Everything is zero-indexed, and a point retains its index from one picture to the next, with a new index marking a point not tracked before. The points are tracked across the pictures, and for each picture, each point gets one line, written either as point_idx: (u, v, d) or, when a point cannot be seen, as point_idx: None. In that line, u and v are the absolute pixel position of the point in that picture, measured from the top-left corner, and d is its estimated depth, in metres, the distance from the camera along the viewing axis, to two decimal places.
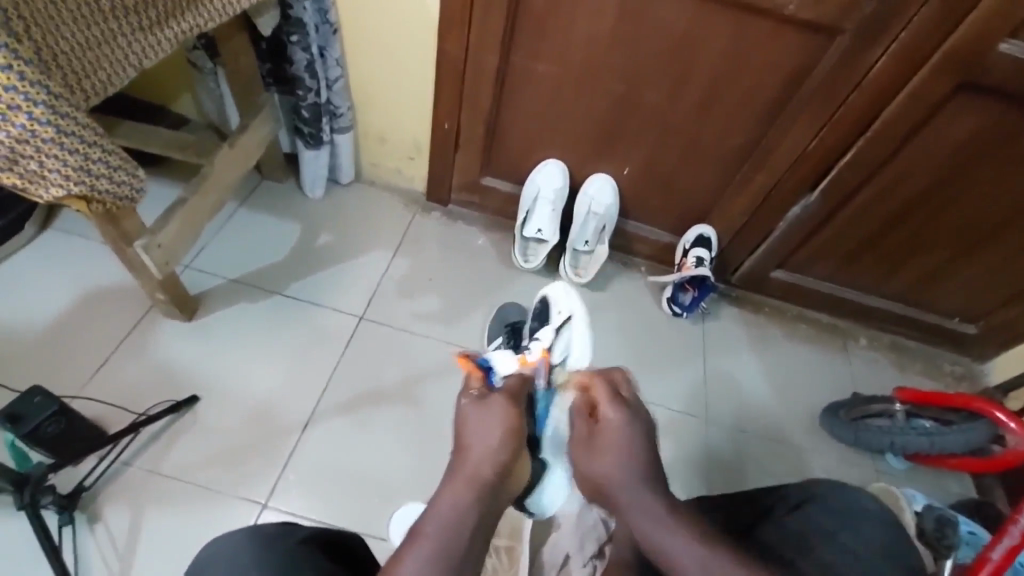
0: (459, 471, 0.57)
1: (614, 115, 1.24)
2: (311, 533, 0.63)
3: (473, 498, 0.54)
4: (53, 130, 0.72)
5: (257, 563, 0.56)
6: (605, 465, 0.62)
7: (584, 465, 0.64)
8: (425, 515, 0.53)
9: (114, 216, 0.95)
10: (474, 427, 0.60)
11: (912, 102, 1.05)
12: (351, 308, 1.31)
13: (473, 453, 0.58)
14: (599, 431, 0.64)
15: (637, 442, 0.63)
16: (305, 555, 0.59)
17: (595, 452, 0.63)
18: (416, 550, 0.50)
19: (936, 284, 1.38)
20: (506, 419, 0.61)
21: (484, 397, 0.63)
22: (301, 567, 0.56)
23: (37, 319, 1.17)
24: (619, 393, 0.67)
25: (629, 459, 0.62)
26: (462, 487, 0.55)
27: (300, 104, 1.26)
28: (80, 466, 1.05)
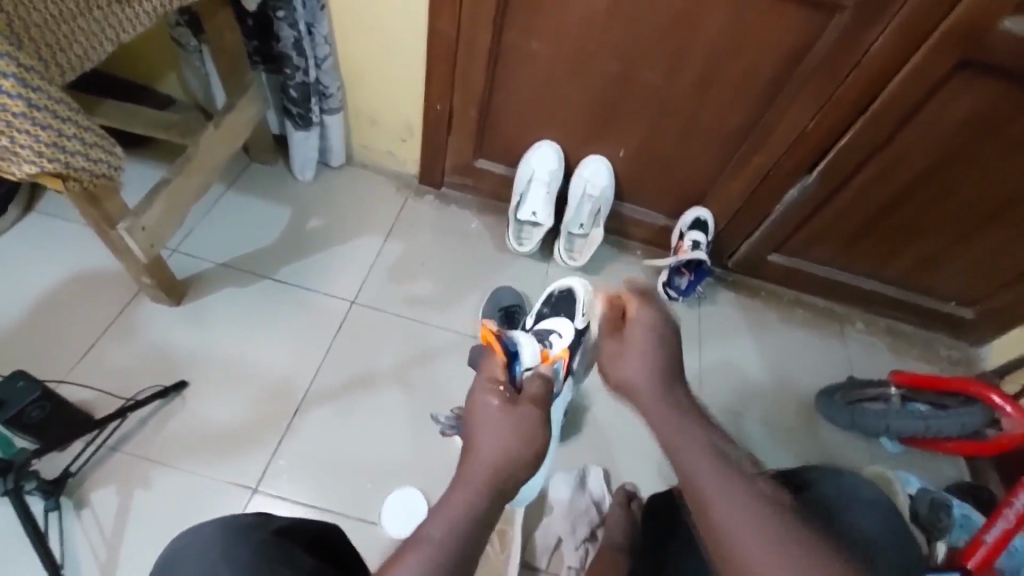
0: (473, 470, 0.53)
1: (610, 95, 1.21)
2: (286, 526, 0.62)
3: (484, 496, 0.51)
4: (24, 104, 0.69)
5: (230, 561, 0.54)
6: (633, 364, 0.62)
7: (609, 363, 0.64)
8: (429, 518, 0.49)
9: (95, 196, 0.92)
10: (492, 427, 0.56)
11: (915, 79, 1.02)
12: (342, 293, 1.29)
13: (488, 455, 0.54)
14: (629, 328, 0.65)
15: (666, 341, 0.64)
16: (280, 547, 0.58)
17: (622, 351, 0.64)
18: (422, 548, 0.47)
19: (933, 268, 1.37)
20: (527, 425, 0.57)
21: (508, 401, 0.59)
22: (277, 560, 0.55)
23: (22, 304, 1.15)
24: (655, 303, 0.67)
25: (657, 357, 0.62)
26: (473, 487, 0.52)
27: (288, 83, 1.23)
28: (66, 453, 1.03)
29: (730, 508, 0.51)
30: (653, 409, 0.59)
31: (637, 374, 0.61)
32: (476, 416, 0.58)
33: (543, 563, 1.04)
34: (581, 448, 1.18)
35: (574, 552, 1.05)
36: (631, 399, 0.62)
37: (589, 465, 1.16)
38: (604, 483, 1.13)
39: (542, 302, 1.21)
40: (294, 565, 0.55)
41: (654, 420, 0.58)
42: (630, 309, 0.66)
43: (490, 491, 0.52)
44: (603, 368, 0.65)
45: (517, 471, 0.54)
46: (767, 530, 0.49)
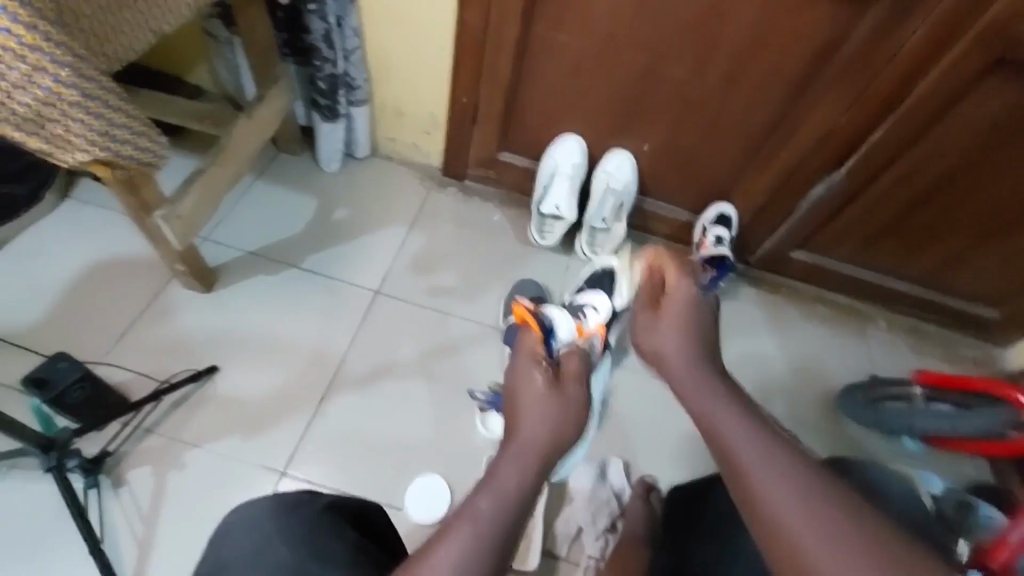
0: (515, 454, 0.53)
1: (637, 89, 1.21)
2: (332, 501, 0.68)
3: (525, 481, 0.51)
4: (77, 92, 0.72)
5: (281, 531, 0.61)
6: (670, 333, 0.60)
7: (644, 332, 0.63)
8: (471, 498, 0.49)
9: (136, 184, 0.94)
10: (536, 408, 0.57)
11: (950, 76, 1.01)
12: (367, 283, 1.31)
13: (531, 440, 0.54)
14: (668, 299, 0.64)
15: (705, 315, 0.63)
16: (328, 519, 0.64)
17: (656, 322, 0.62)
18: (466, 526, 0.46)
19: (959, 268, 1.36)
20: (569, 407, 0.59)
21: (551, 380, 0.60)
22: (328, 531, 0.62)
23: (61, 288, 1.19)
24: (689, 269, 0.67)
25: (695, 329, 0.61)
26: (514, 468, 0.52)
27: (317, 75, 1.26)
28: (104, 432, 1.07)
29: (776, 479, 0.46)
30: (687, 376, 0.56)
31: (673, 344, 0.59)
32: (518, 397, 0.59)
33: (563, 551, 1.07)
34: (602, 439, 1.19)
35: (595, 543, 1.06)
36: (660, 368, 0.60)
37: (608, 456, 1.17)
38: (625, 475, 1.14)
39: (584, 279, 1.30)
40: (339, 535, 0.63)
41: (682, 385, 0.56)
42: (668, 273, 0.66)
43: (530, 475, 0.52)
44: (637, 336, 0.64)
45: (555, 455, 0.55)
46: (819, 505, 0.44)
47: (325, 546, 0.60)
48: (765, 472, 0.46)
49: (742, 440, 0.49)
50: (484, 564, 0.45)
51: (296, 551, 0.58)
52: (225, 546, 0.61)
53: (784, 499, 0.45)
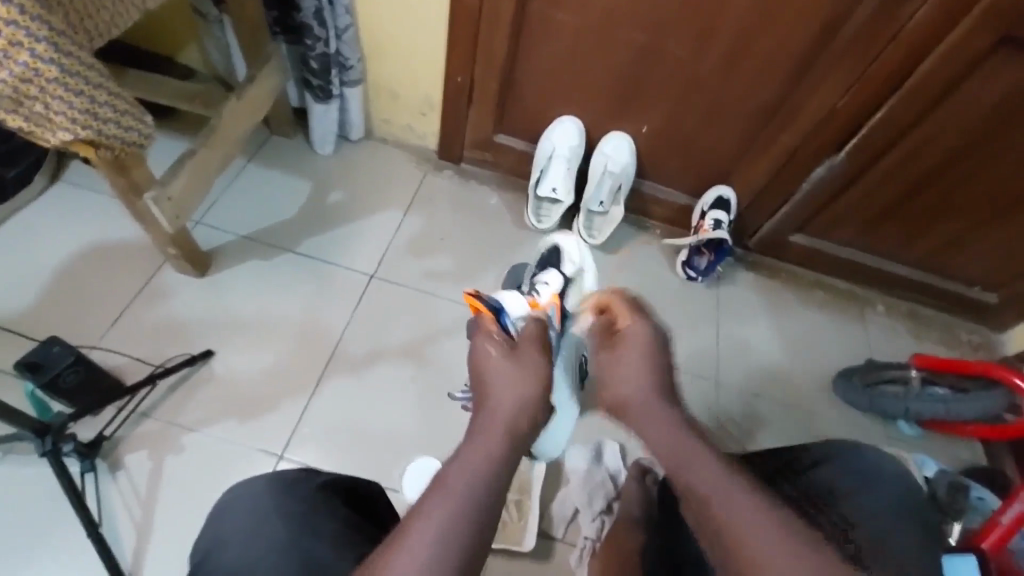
0: (486, 426, 0.54)
1: (636, 69, 1.18)
2: (328, 480, 0.68)
3: (500, 455, 0.52)
4: (56, 69, 0.70)
5: (279, 506, 0.61)
6: (632, 375, 0.64)
7: (607, 380, 0.66)
8: (447, 467, 0.50)
9: (124, 165, 0.93)
10: (501, 380, 0.59)
11: (954, 57, 0.99)
12: (363, 267, 1.30)
13: (498, 409, 0.56)
14: (624, 340, 0.68)
15: (659, 352, 0.67)
16: (323, 499, 0.64)
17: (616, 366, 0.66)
18: (440, 503, 0.47)
19: (958, 252, 1.35)
20: (532, 369, 0.60)
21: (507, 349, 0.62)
22: (323, 511, 0.62)
23: (53, 272, 1.18)
24: (644, 312, 0.71)
25: (653, 363, 0.65)
26: (485, 443, 0.52)
27: (309, 54, 1.22)
28: (99, 417, 1.06)
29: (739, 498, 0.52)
30: (651, 419, 0.61)
31: (637, 383, 0.64)
32: (479, 373, 0.61)
33: (559, 532, 1.07)
34: (598, 424, 1.19)
35: (590, 524, 1.06)
36: (626, 412, 0.63)
37: (604, 440, 1.17)
38: (621, 458, 1.14)
39: (535, 262, 1.22)
40: (333, 512, 0.63)
41: (652, 427, 0.60)
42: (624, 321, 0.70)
43: (510, 451, 0.53)
44: (601, 384, 0.67)
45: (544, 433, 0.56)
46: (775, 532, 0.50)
47: (319, 527, 0.60)
48: (733, 499, 0.52)
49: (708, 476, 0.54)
50: (463, 538, 0.45)
51: (290, 531, 0.59)
52: (220, 525, 0.61)
53: (740, 526, 0.50)
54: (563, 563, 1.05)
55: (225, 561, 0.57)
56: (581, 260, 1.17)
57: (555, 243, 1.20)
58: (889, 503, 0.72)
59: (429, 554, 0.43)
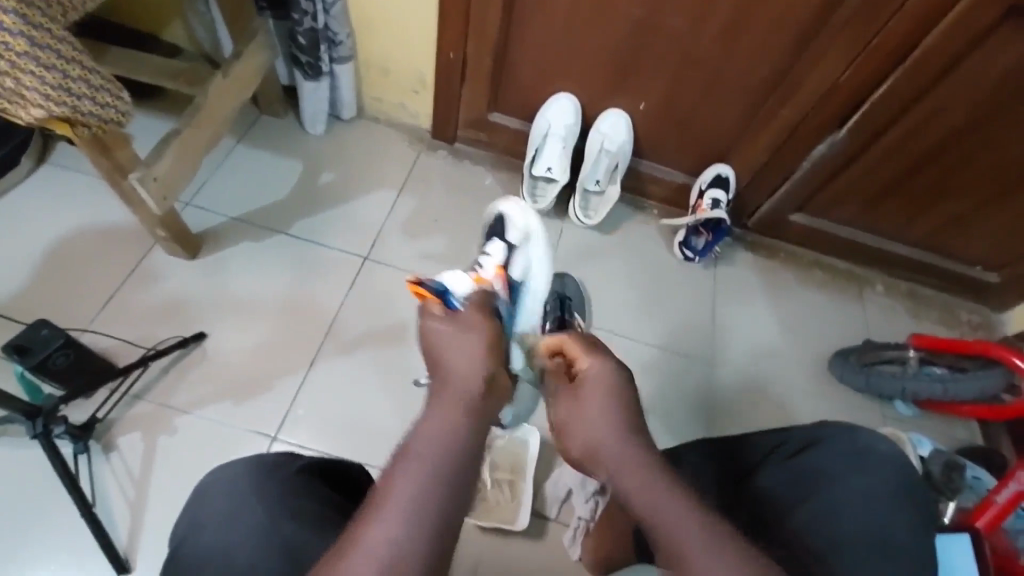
0: (445, 391, 0.54)
1: (632, 44, 1.15)
2: (309, 463, 0.68)
3: (465, 423, 0.51)
4: (26, 42, 0.68)
5: (259, 489, 0.61)
6: (596, 421, 0.58)
7: (571, 430, 0.60)
8: (412, 436, 0.50)
9: (106, 145, 0.91)
10: (454, 350, 0.58)
11: (959, 29, 0.96)
12: (355, 249, 1.28)
13: (454, 375, 0.55)
14: (581, 384, 0.62)
15: (621, 387, 0.61)
16: (305, 482, 0.65)
17: (579, 414, 0.60)
18: (407, 476, 0.46)
19: (959, 231, 1.33)
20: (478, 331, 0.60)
21: (452, 319, 0.61)
22: (304, 494, 0.63)
23: (41, 256, 1.16)
24: (598, 346, 0.65)
25: (617, 404, 0.59)
26: (451, 411, 0.52)
27: (296, 30, 1.18)
28: (91, 400, 1.06)
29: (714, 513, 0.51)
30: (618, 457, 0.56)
31: (602, 427, 0.58)
32: (428, 348, 0.59)
33: (553, 512, 1.08)
34: None
35: (583, 505, 1.05)
36: (594, 460, 0.58)
37: None
38: None
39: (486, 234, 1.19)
40: (315, 496, 0.64)
41: (619, 466, 0.55)
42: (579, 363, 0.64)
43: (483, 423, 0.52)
44: (566, 435, 0.61)
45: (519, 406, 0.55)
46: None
47: (300, 509, 0.61)
48: (714, 546, 0.48)
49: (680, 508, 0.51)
50: (434, 507, 0.45)
51: (271, 512, 0.59)
52: (201, 506, 0.61)
53: (716, 565, 0.47)
54: (557, 542, 1.06)
55: (206, 542, 0.58)
56: (526, 224, 1.12)
57: (500, 211, 1.17)
58: (884, 484, 0.71)
59: (400, 526, 0.43)
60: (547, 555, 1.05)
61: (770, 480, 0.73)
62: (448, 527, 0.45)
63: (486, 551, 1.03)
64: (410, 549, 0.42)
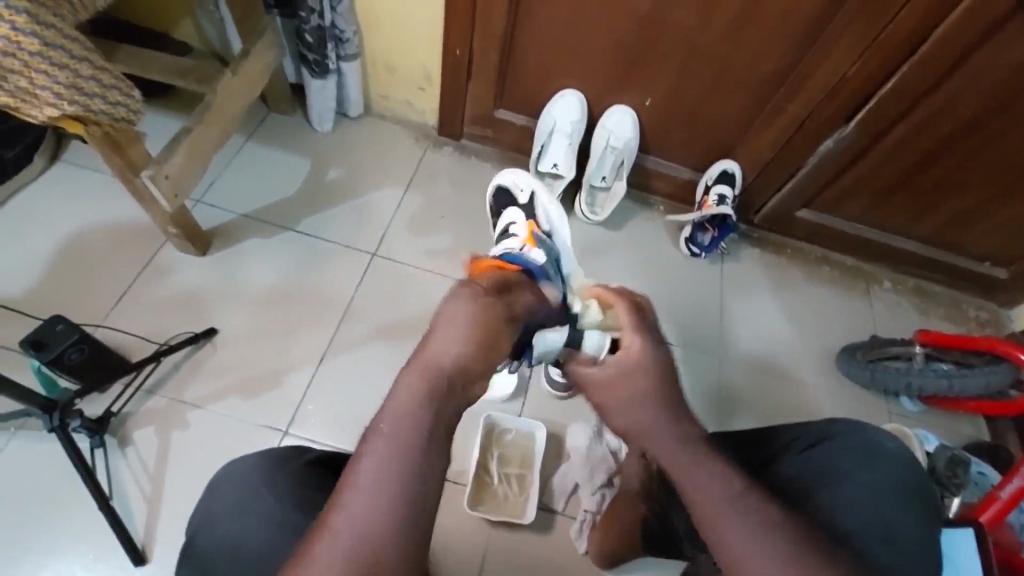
0: (416, 361, 0.52)
1: (638, 38, 1.15)
2: (316, 458, 0.70)
3: (434, 390, 0.50)
4: (39, 42, 0.69)
5: (269, 483, 0.63)
6: (636, 401, 0.58)
7: (609, 411, 0.60)
8: (380, 412, 0.49)
9: (117, 142, 0.92)
10: (452, 314, 0.56)
11: (967, 21, 0.96)
12: (363, 246, 1.29)
13: (435, 349, 0.53)
14: (620, 357, 0.62)
15: (664, 366, 0.61)
16: (312, 475, 0.66)
17: (618, 392, 0.59)
18: (374, 452, 0.47)
19: (967, 227, 1.32)
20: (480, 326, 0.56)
21: (485, 293, 0.61)
22: (311, 485, 0.64)
23: (54, 253, 1.18)
24: (645, 327, 0.65)
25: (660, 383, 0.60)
26: (418, 379, 0.51)
27: (303, 28, 1.19)
28: (106, 394, 1.08)
29: (729, 483, 0.52)
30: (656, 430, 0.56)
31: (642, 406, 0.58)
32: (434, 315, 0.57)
33: (560, 506, 1.09)
34: None
35: (590, 497, 1.07)
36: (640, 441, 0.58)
37: None
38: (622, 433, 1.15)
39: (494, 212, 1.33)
40: (325, 489, 0.65)
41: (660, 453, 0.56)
42: (627, 339, 0.64)
43: None
44: (604, 414, 0.61)
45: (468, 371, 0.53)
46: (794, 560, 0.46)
47: (308, 499, 0.62)
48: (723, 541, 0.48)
49: (692, 497, 0.52)
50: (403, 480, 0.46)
51: (281, 503, 0.61)
52: (213, 498, 0.63)
53: (753, 543, 0.48)
54: (565, 535, 1.07)
55: (219, 532, 0.59)
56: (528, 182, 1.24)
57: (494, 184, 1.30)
58: (890, 482, 0.71)
59: (370, 501, 0.45)
60: (555, 547, 1.06)
61: (777, 478, 0.74)
62: (419, 498, 0.46)
63: (495, 543, 1.05)
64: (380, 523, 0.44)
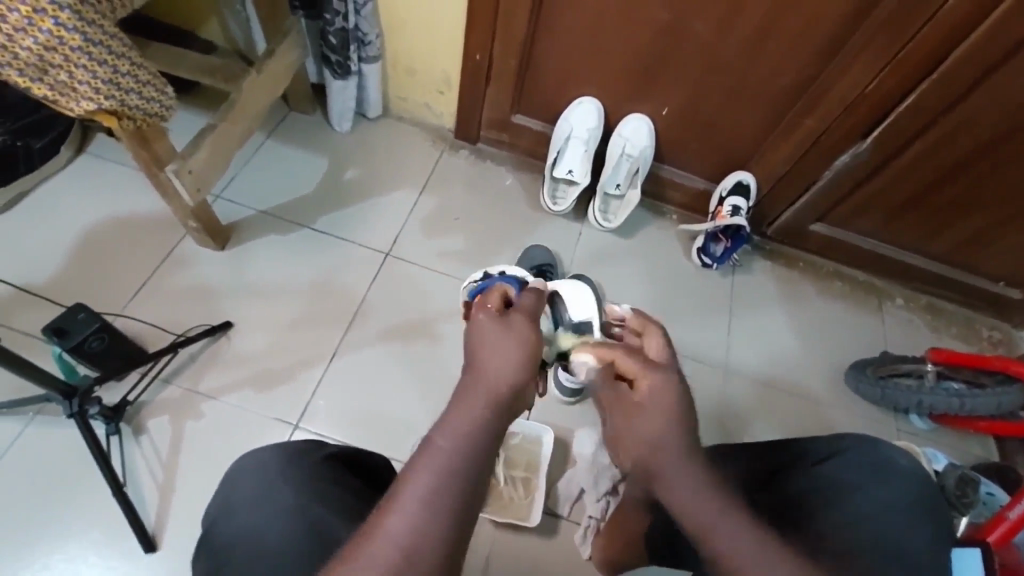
0: (473, 383, 0.53)
1: (657, 49, 1.16)
2: (334, 452, 0.71)
3: (490, 412, 0.51)
4: (81, 38, 0.71)
5: (289, 476, 0.64)
6: (648, 439, 0.56)
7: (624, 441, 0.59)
8: (436, 428, 0.49)
9: (145, 136, 0.94)
10: (483, 341, 0.56)
11: (990, 43, 0.96)
12: (378, 245, 1.31)
13: (486, 367, 0.54)
14: (632, 402, 0.59)
15: (679, 411, 0.57)
16: (332, 469, 0.68)
17: (629, 432, 0.58)
18: (429, 459, 0.47)
19: (983, 247, 1.32)
20: (522, 342, 0.56)
21: (509, 316, 0.59)
22: (327, 478, 0.65)
23: (76, 242, 1.21)
24: (656, 361, 0.60)
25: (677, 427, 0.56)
26: (476, 400, 0.51)
27: (328, 30, 1.21)
28: (123, 382, 1.10)
29: None
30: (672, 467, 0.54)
31: (660, 440, 0.56)
32: (469, 332, 0.58)
33: (564, 511, 1.10)
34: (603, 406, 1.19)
35: (594, 504, 1.07)
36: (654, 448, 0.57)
37: None
38: None
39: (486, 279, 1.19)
40: (344, 483, 0.66)
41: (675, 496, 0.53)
42: (635, 379, 0.59)
43: (506, 406, 0.53)
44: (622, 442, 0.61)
45: (516, 391, 0.54)
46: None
47: (325, 492, 0.63)
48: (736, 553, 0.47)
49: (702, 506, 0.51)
50: (457, 487, 0.46)
51: (299, 496, 0.62)
52: (231, 493, 0.64)
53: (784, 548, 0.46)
54: (568, 540, 1.07)
55: (238, 523, 0.61)
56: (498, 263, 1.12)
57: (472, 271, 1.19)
58: (898, 501, 0.71)
59: (421, 508, 0.44)
60: (560, 552, 1.06)
61: (786, 490, 0.74)
62: (467, 505, 0.46)
63: (499, 544, 1.05)
64: (432, 528, 0.44)
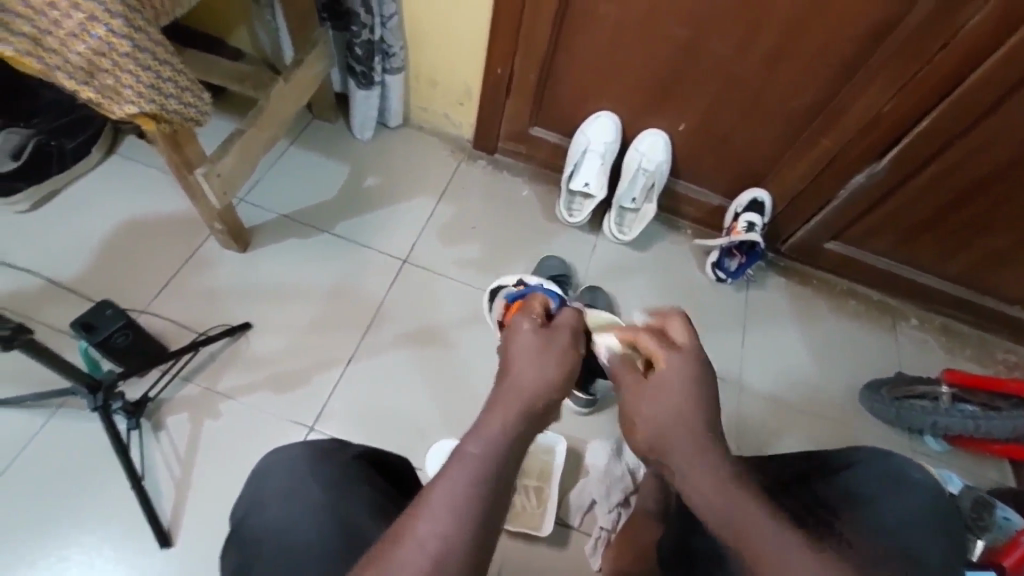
0: (506, 393, 0.55)
1: (676, 66, 1.18)
2: (361, 451, 0.72)
3: (519, 423, 0.53)
4: (128, 43, 0.74)
5: (317, 472, 0.65)
6: (662, 411, 0.58)
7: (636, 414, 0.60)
8: (470, 435, 0.51)
9: (177, 140, 0.97)
10: (521, 352, 0.60)
11: (1009, 67, 0.97)
12: (397, 251, 1.33)
13: (521, 378, 0.57)
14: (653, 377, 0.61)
15: (697, 387, 0.59)
16: (359, 468, 0.68)
17: (644, 402, 0.59)
18: (459, 466, 0.48)
19: (1001, 270, 1.31)
20: (559, 356, 0.60)
21: (549, 329, 0.64)
22: (356, 476, 0.66)
23: (104, 241, 1.24)
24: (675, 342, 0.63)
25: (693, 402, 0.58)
26: (507, 412, 0.53)
27: (354, 41, 1.25)
28: (143, 379, 1.12)
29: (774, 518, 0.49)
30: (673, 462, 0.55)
31: (673, 414, 0.57)
32: (509, 340, 0.62)
33: (576, 521, 1.09)
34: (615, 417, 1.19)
35: (605, 515, 1.08)
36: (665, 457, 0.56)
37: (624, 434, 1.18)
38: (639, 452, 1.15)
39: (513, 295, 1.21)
40: (369, 481, 0.67)
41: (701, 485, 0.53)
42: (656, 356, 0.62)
43: (532, 417, 0.54)
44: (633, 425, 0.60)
45: (545, 406, 0.56)
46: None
47: (351, 488, 0.64)
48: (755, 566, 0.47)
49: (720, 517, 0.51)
50: (485, 494, 0.47)
51: (325, 491, 0.63)
52: (263, 485, 0.66)
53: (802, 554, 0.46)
54: (579, 551, 1.07)
55: (269, 515, 0.62)
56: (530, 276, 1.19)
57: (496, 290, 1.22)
58: (915, 521, 0.70)
59: (450, 513, 0.45)
60: (570, 563, 1.06)
61: None
62: (492, 515, 0.47)
63: (509, 553, 1.05)
64: (458, 532, 0.45)
